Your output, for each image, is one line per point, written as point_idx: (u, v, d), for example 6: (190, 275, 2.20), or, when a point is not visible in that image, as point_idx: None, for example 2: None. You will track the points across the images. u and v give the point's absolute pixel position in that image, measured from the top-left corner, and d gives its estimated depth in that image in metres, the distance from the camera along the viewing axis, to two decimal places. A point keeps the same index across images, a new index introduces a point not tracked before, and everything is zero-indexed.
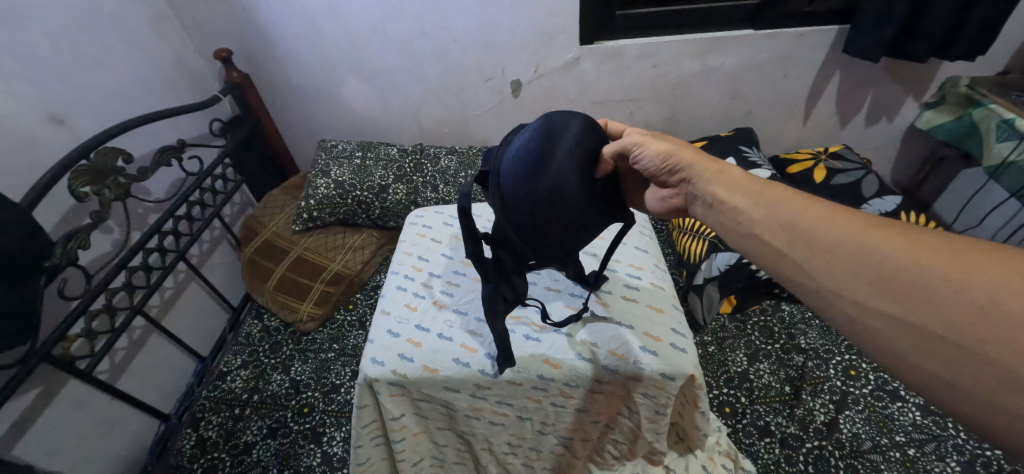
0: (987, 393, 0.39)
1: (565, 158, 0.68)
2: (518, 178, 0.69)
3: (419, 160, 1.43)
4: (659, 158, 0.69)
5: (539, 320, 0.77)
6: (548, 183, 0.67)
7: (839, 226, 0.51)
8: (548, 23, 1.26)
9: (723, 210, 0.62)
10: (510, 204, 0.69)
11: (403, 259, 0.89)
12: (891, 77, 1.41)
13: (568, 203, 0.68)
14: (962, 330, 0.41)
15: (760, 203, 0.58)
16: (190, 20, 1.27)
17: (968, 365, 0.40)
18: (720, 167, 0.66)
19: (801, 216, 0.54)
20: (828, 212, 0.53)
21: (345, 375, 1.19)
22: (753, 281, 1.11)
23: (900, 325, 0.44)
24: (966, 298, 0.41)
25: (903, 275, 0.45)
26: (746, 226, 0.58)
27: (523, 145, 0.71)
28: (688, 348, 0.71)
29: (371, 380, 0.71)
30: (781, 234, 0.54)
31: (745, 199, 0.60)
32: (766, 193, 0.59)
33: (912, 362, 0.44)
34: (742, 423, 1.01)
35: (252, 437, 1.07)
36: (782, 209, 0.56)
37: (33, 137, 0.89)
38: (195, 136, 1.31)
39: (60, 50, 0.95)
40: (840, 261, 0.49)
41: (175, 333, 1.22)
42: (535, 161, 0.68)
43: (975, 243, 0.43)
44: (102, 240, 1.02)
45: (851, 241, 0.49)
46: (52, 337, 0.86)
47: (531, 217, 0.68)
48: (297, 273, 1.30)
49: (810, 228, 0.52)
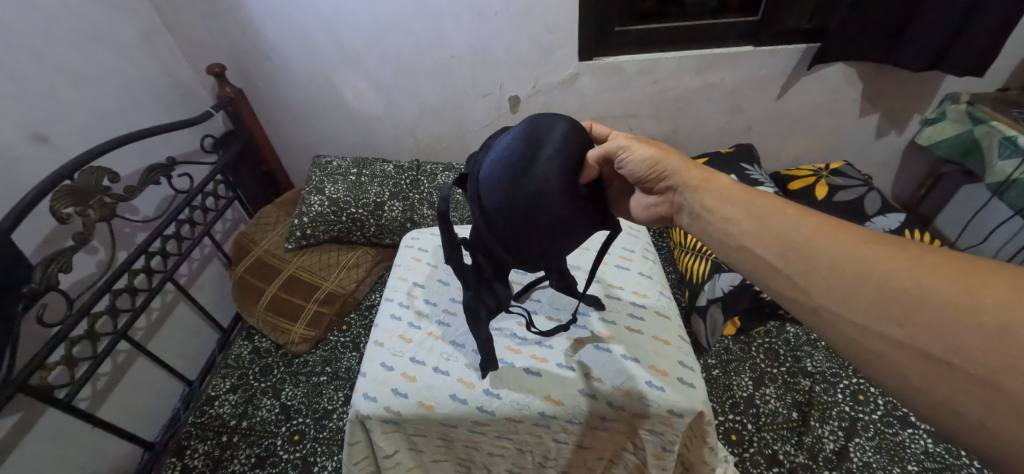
0: (1000, 427, 0.36)
1: (547, 157, 0.64)
2: (498, 180, 0.65)
3: (415, 176, 1.41)
4: (644, 163, 0.65)
5: (540, 352, 0.73)
6: (529, 183, 0.64)
7: (838, 240, 0.48)
8: (547, 39, 1.24)
9: (713, 220, 0.60)
10: (490, 212, 0.67)
11: (398, 285, 0.86)
12: (891, 93, 1.40)
13: (547, 202, 0.64)
14: (969, 355, 0.38)
15: (751, 214, 0.56)
16: (184, 35, 1.25)
17: (976, 394, 0.37)
18: (706, 178, 0.62)
19: (795, 229, 0.51)
20: (826, 225, 0.50)
21: (337, 399, 1.14)
22: (757, 301, 1.10)
23: (904, 348, 0.41)
24: (972, 322, 0.38)
25: (905, 294, 0.42)
26: (739, 239, 0.55)
27: (505, 147, 0.67)
28: (696, 382, 0.68)
29: (363, 417, 0.68)
30: (775, 248, 0.52)
31: (737, 210, 0.57)
32: (756, 203, 0.56)
33: (923, 392, 0.40)
34: (750, 452, 0.98)
35: (238, 467, 1.03)
36: (777, 222, 0.53)
37: (14, 156, 0.86)
38: (185, 153, 1.28)
39: (47, 67, 0.93)
40: (841, 279, 0.46)
41: (161, 356, 1.18)
42: (519, 163, 0.65)
43: (978, 264, 0.41)
44: (86, 261, 0.99)
45: (851, 257, 0.46)
46: (30, 366, 0.82)
47: (513, 224, 0.66)
48: (288, 293, 1.26)
49: (807, 240, 0.49)
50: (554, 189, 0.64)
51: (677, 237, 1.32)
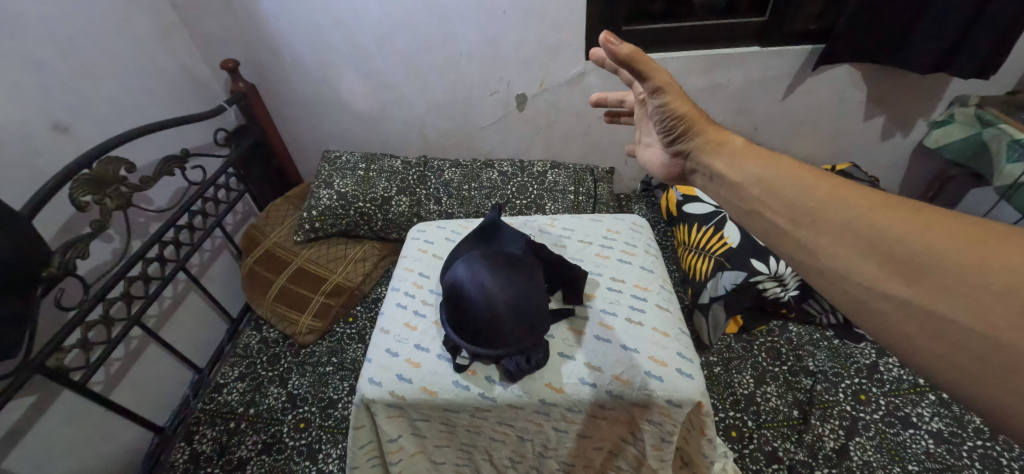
0: (997, 393, 0.37)
1: (522, 260, 0.73)
2: (502, 301, 0.67)
3: (422, 172, 1.43)
4: (672, 117, 0.66)
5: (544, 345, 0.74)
6: (526, 293, 0.69)
7: (851, 204, 0.48)
8: (554, 38, 1.26)
9: (723, 185, 0.61)
10: (499, 335, 0.67)
11: (404, 275, 0.88)
12: (898, 94, 1.40)
13: (541, 304, 0.71)
14: (973, 311, 0.39)
15: (762, 179, 0.57)
16: (198, 31, 1.28)
17: (977, 367, 0.38)
18: (726, 133, 0.65)
19: (809, 195, 0.52)
20: (839, 189, 0.51)
21: (342, 390, 1.16)
22: (761, 299, 1.12)
23: (910, 307, 0.42)
24: (979, 282, 0.39)
25: (914, 258, 0.43)
26: (751, 203, 0.56)
27: (487, 269, 0.70)
28: (694, 374, 0.69)
29: (368, 401, 0.69)
30: (786, 212, 0.52)
31: (750, 173, 0.58)
32: (769, 169, 0.57)
33: (925, 351, 0.41)
34: (749, 449, 0.98)
35: (246, 453, 1.05)
36: (791, 188, 0.54)
37: (36, 146, 0.89)
38: (199, 146, 1.31)
39: (68, 60, 0.96)
40: (852, 241, 0.47)
41: (172, 343, 1.21)
42: (511, 276, 0.69)
43: (992, 226, 0.41)
44: (102, 249, 1.01)
45: (864, 221, 0.47)
46: (48, 348, 0.85)
47: (525, 328, 0.68)
48: (297, 284, 1.28)
49: (820, 207, 0.50)
50: (540, 290, 0.72)
51: (681, 236, 1.32)
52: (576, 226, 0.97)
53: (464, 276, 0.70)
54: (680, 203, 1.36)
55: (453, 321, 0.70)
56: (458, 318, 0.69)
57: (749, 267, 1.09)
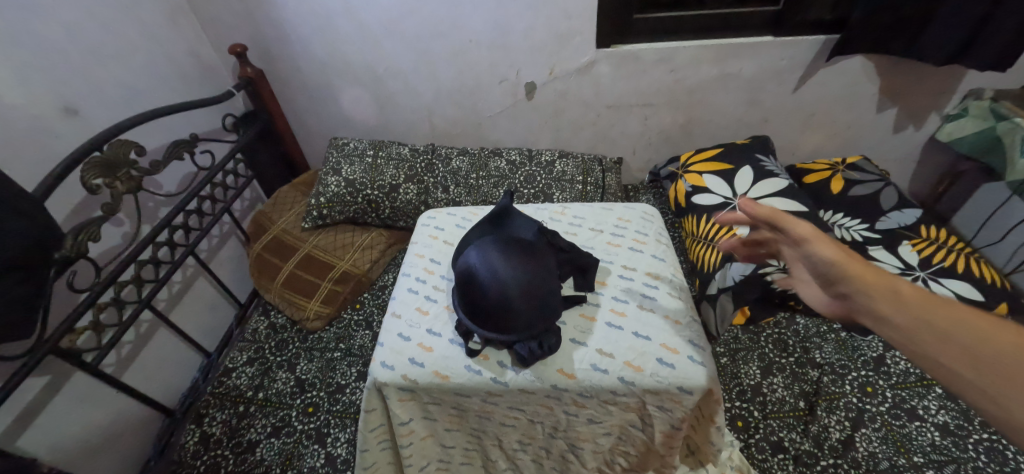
0: None
1: (533, 246, 0.73)
2: (515, 287, 0.67)
3: (430, 160, 1.42)
4: (821, 258, 0.60)
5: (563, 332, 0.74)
6: (538, 279, 0.69)
7: (974, 324, 0.46)
8: (565, 26, 1.24)
9: (877, 327, 0.52)
10: (511, 320, 0.67)
11: (415, 261, 0.88)
12: (913, 86, 1.38)
13: (553, 290, 0.71)
14: None
15: (897, 302, 0.51)
16: (206, 15, 1.27)
17: None
18: (888, 276, 0.54)
19: (926, 305, 0.50)
20: (956, 306, 0.49)
21: (350, 375, 1.17)
22: (768, 290, 1.10)
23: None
24: None
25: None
26: (882, 321, 0.51)
27: (499, 255, 0.69)
28: (706, 361, 0.69)
29: (380, 384, 0.70)
30: (893, 312, 0.51)
31: (893, 302, 0.51)
32: (908, 294, 0.51)
33: None
34: (755, 438, 0.99)
35: (256, 435, 1.06)
36: (908, 297, 0.51)
37: (47, 128, 0.89)
38: (206, 131, 1.31)
39: (78, 42, 0.95)
40: (975, 358, 0.44)
41: (182, 327, 1.22)
42: (523, 262, 0.69)
43: None
44: (112, 232, 1.02)
45: (989, 341, 0.45)
46: (61, 329, 0.86)
47: (536, 314, 0.68)
48: (305, 270, 1.29)
49: (939, 318, 0.48)
50: (552, 276, 0.72)
51: (690, 227, 1.32)
52: (586, 215, 0.97)
53: (477, 262, 0.70)
54: (689, 194, 1.35)
55: (467, 307, 0.70)
56: (471, 305, 0.70)
57: (759, 259, 1.08)
